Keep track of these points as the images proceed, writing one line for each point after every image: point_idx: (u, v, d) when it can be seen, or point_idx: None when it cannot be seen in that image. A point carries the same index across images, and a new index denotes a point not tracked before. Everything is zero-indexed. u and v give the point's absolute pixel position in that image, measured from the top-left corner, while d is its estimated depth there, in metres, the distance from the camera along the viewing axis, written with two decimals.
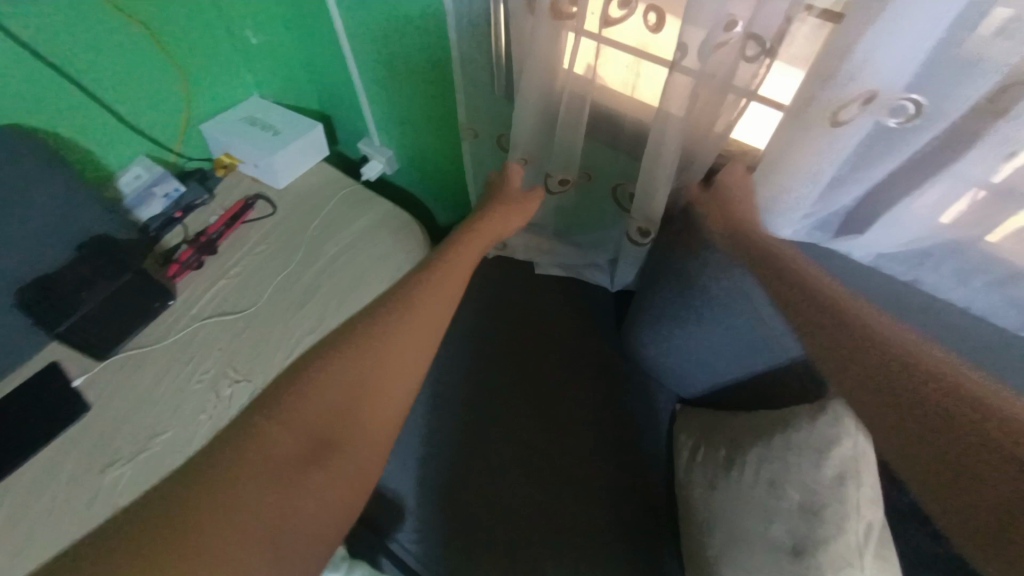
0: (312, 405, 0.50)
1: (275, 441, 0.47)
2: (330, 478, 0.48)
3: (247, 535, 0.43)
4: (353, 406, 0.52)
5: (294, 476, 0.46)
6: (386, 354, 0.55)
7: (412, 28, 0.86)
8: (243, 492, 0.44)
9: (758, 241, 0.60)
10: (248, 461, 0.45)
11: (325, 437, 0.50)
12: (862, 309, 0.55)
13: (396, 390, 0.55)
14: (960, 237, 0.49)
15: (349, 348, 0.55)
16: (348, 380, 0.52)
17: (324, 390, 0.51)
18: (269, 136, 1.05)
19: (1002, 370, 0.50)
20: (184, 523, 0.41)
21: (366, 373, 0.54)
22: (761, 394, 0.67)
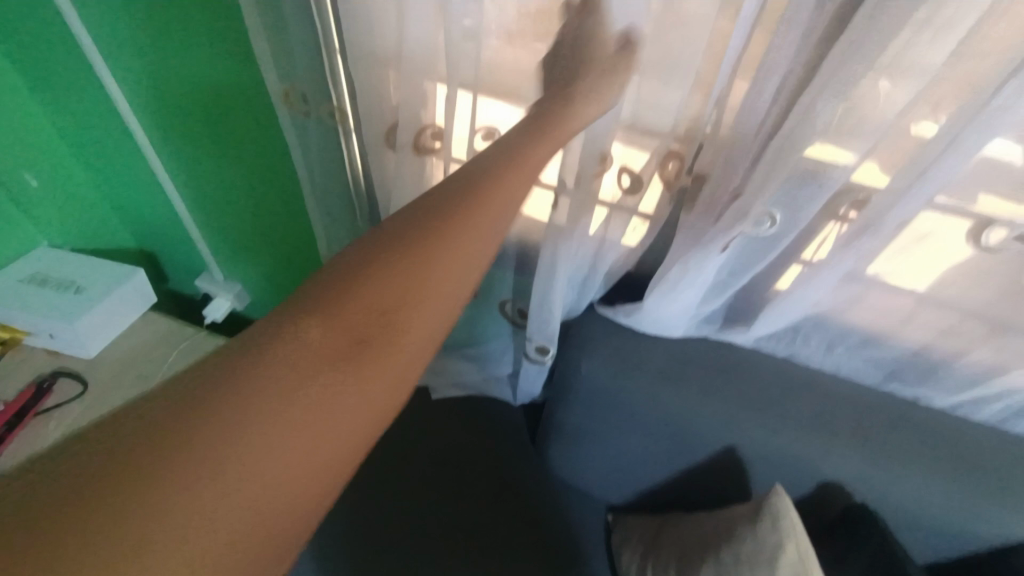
0: (307, 325, 0.34)
1: (231, 429, 0.29)
2: (309, 437, 0.32)
3: (178, 517, 0.27)
4: (351, 346, 0.34)
5: (258, 452, 0.30)
6: (412, 251, 0.37)
7: (251, 159, 0.77)
8: (173, 465, 0.28)
9: (656, 343, 0.63)
10: (192, 415, 0.29)
11: (316, 401, 0.32)
12: (759, 392, 0.58)
13: (408, 334, 0.37)
14: (819, 314, 0.55)
15: (367, 250, 0.37)
16: (344, 338, 0.34)
17: (323, 309, 0.34)
18: (69, 296, 0.84)
19: (886, 428, 0.55)
20: (70, 494, 0.26)
21: (374, 315, 0.35)
22: (689, 489, 0.67)
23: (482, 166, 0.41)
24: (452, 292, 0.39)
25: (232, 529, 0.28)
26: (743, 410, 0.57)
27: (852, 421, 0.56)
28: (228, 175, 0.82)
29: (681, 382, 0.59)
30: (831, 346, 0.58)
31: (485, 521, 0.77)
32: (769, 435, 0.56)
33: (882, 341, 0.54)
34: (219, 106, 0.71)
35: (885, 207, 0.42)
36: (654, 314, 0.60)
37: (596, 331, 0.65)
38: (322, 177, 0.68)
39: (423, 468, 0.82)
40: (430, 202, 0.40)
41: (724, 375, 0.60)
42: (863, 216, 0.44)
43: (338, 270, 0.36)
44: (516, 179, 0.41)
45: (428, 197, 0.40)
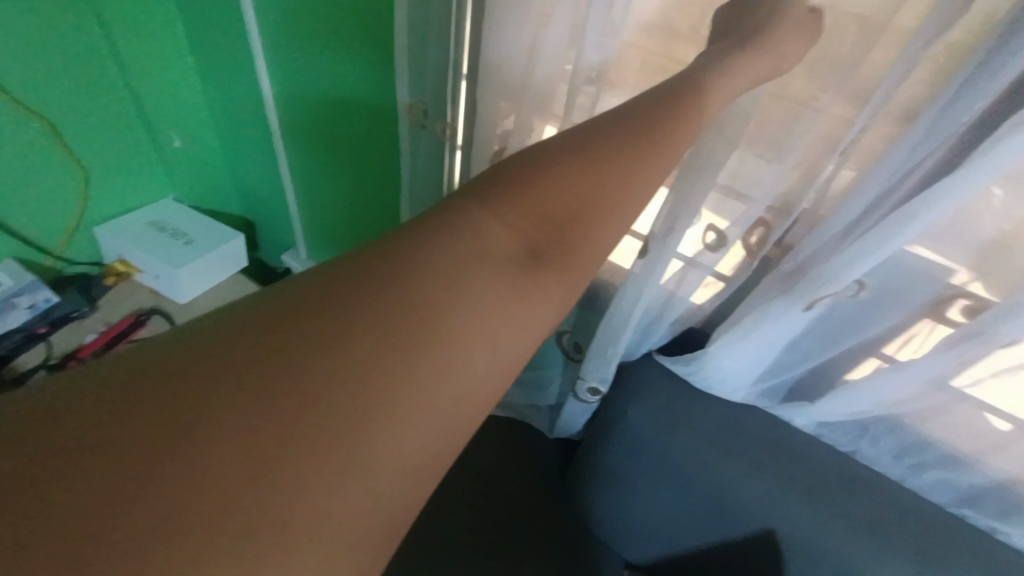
0: (443, 256, 0.29)
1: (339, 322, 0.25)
2: (445, 377, 0.26)
3: (288, 454, 0.22)
4: (493, 286, 0.29)
5: (387, 386, 0.25)
6: (562, 192, 0.33)
7: (361, 156, 0.84)
8: (291, 389, 0.23)
9: (708, 403, 0.62)
10: (310, 333, 0.25)
11: (457, 336, 0.27)
12: (813, 482, 0.55)
13: (552, 283, 0.31)
14: (896, 416, 0.53)
15: (511, 185, 0.33)
16: (471, 257, 0.29)
17: (462, 242, 0.30)
18: (179, 245, 0.95)
19: (950, 557, 0.50)
20: (184, 401, 0.22)
21: (518, 257, 0.31)
22: (717, 565, 0.64)
23: (648, 114, 0.36)
24: (602, 243, 0.34)
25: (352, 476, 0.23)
26: (791, 495, 0.54)
27: (912, 537, 0.52)
28: (338, 167, 0.90)
29: (729, 452, 0.58)
30: (902, 452, 0.54)
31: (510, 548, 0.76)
32: (813, 529, 0.53)
33: (962, 463, 0.51)
34: (348, 107, 0.79)
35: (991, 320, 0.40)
36: (715, 368, 0.59)
37: (650, 381, 0.64)
38: (423, 183, 0.74)
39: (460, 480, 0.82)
40: (583, 137, 0.35)
41: (777, 457, 0.57)
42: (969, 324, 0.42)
43: (478, 203, 0.32)
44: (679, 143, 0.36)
45: (579, 137, 0.35)
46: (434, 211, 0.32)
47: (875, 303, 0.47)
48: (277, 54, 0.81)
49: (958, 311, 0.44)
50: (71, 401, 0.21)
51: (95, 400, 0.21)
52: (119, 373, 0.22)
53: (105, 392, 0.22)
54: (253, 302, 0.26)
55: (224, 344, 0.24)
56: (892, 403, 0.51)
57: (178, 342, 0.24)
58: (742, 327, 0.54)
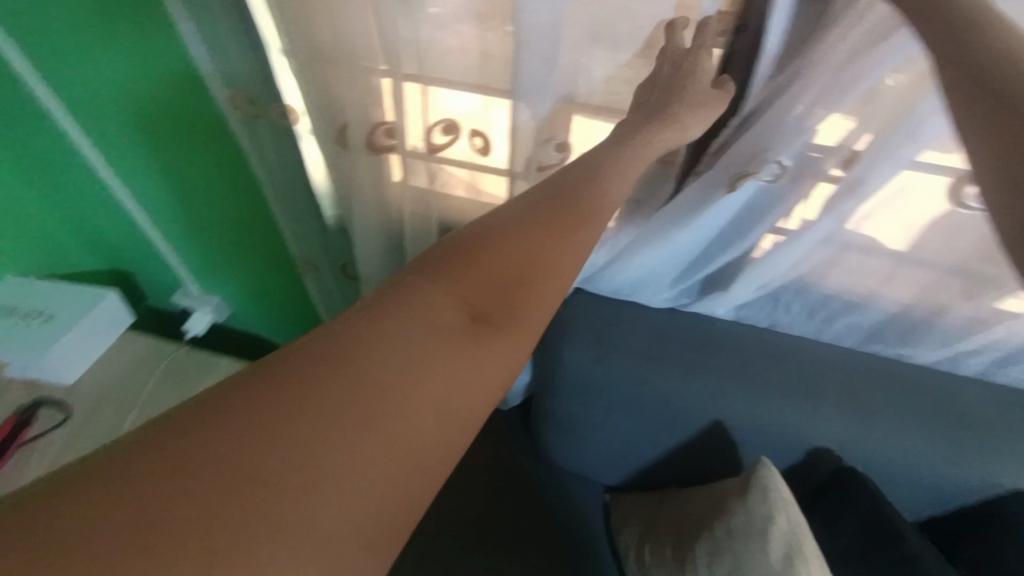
0: (387, 330, 0.30)
1: (290, 415, 0.26)
2: (394, 458, 0.27)
3: (227, 561, 0.22)
4: (439, 351, 0.30)
5: (332, 475, 0.25)
6: (501, 257, 0.34)
7: (209, 168, 0.74)
8: (237, 491, 0.24)
9: (635, 317, 0.63)
10: (253, 435, 0.25)
11: (402, 411, 0.27)
12: (743, 365, 0.57)
13: (503, 341, 0.32)
14: (801, 280, 0.55)
15: (459, 253, 0.35)
16: (422, 325, 0.31)
17: (410, 313, 0.31)
18: (41, 325, 0.83)
19: (871, 392, 0.54)
20: (121, 500, 0.23)
21: (461, 323, 0.31)
22: (681, 464, 0.67)
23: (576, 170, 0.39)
24: (547, 301, 0.34)
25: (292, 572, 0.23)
26: (726, 384, 0.56)
27: (837, 384, 0.55)
28: (190, 186, 0.79)
29: (664, 362, 0.59)
30: (814, 311, 0.57)
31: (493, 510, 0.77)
32: (756, 408, 0.55)
33: (863, 306, 0.54)
34: (172, 118, 0.68)
35: (868, 167, 0.41)
36: (631, 274, 0.61)
37: (577, 315, 0.64)
38: (284, 181, 0.65)
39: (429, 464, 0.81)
40: (528, 202, 0.37)
41: (708, 355, 0.59)
42: (846, 180, 0.43)
43: (432, 270, 0.34)
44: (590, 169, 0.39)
45: (520, 202, 0.38)
46: (382, 288, 0.33)
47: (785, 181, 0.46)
48: (61, 76, 0.67)
49: (838, 166, 0.44)
50: (36, 496, 0.23)
51: (17, 526, 0.22)
52: (75, 476, 0.23)
53: (60, 492, 0.23)
54: (216, 389, 0.27)
55: (164, 456, 0.24)
56: (789, 271, 0.53)
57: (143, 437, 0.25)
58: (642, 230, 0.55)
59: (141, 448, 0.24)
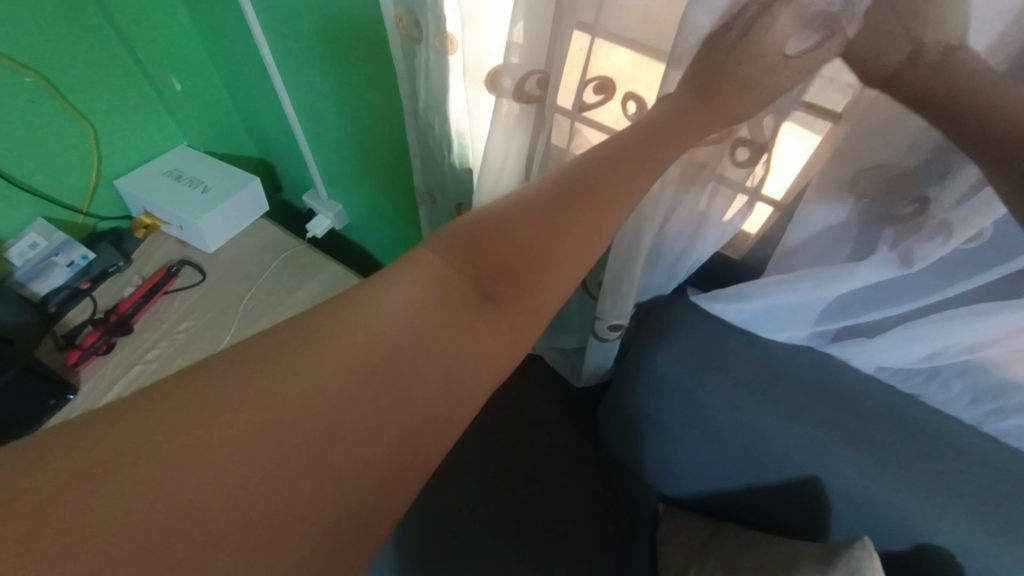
0: (390, 308, 0.31)
1: (290, 382, 0.27)
2: (399, 419, 0.29)
3: (223, 521, 0.24)
4: (442, 333, 0.31)
5: (339, 429, 0.27)
6: (518, 237, 0.34)
7: (359, 81, 0.76)
8: (256, 443, 0.25)
9: (750, 339, 0.57)
10: (263, 395, 0.27)
11: (403, 382, 0.29)
12: (865, 427, 0.50)
13: (508, 324, 0.33)
14: (979, 359, 0.44)
15: (469, 237, 0.34)
16: (424, 307, 0.31)
17: (414, 295, 0.32)
18: (197, 194, 0.93)
19: (1023, 507, 0.44)
20: (124, 451, 0.24)
21: (463, 302, 0.32)
22: (752, 504, 0.61)
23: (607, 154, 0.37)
24: (560, 283, 0.34)
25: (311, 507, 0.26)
26: (838, 442, 0.49)
27: (981, 485, 0.46)
28: (340, 97, 0.82)
29: (768, 396, 0.53)
30: (980, 396, 0.47)
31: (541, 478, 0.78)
32: (864, 479, 0.48)
33: None
34: (339, 27, 0.70)
35: None
36: (761, 306, 0.53)
37: (683, 319, 0.59)
38: (423, 110, 0.65)
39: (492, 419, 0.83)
40: (562, 183, 0.35)
41: (825, 402, 0.52)
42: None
43: (439, 254, 0.34)
44: (632, 149, 0.37)
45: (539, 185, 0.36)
46: (387, 269, 0.33)
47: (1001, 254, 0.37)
48: None
49: None
50: (28, 454, 0.23)
51: (21, 473, 0.22)
52: (76, 431, 0.24)
53: (57, 448, 0.23)
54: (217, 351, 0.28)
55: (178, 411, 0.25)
56: (964, 343, 0.44)
57: (143, 394, 0.26)
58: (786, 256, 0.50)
59: (141, 406, 0.25)
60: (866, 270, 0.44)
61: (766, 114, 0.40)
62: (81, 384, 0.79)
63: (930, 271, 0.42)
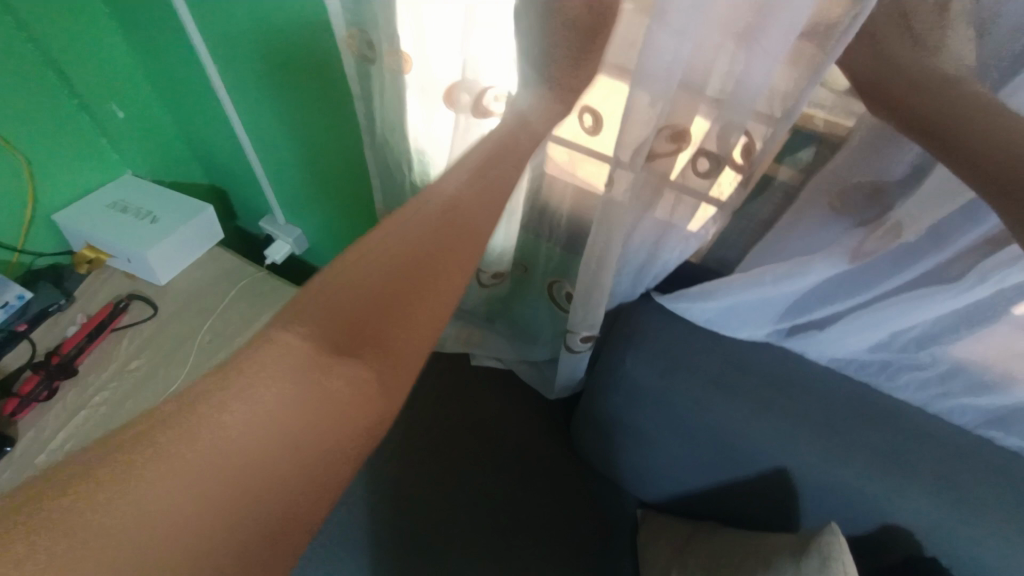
0: (218, 411, 0.25)
1: (103, 533, 0.22)
2: (247, 524, 0.24)
3: None
4: (291, 427, 0.26)
5: (175, 571, 0.23)
6: (383, 290, 0.29)
7: (314, 103, 0.75)
8: None
9: (714, 339, 0.58)
10: (75, 544, 0.22)
11: (245, 483, 0.25)
12: (826, 416, 0.52)
13: (378, 391, 0.27)
14: (921, 343, 0.48)
15: (322, 296, 0.29)
16: (266, 404, 0.26)
17: (252, 392, 0.26)
18: (145, 224, 0.89)
19: (971, 481, 0.47)
20: None
21: (318, 370, 0.27)
22: (728, 501, 0.62)
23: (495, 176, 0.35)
24: (434, 327, 0.30)
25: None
26: (802, 433, 0.51)
27: (934, 464, 0.48)
28: (295, 120, 0.81)
29: (734, 392, 0.54)
30: (944, 379, 0.49)
31: (521, 492, 0.77)
32: (829, 467, 0.50)
33: (988, 387, 0.46)
34: (292, 49, 0.69)
35: None
36: (723, 306, 0.56)
37: (650, 323, 0.60)
38: (381, 129, 0.64)
39: (467, 436, 0.82)
40: (431, 226, 0.32)
41: (788, 394, 0.54)
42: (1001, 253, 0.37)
43: (284, 324, 0.28)
44: (493, 182, 0.35)
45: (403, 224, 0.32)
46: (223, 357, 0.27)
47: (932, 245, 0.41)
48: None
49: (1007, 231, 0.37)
50: None
51: None
52: None
53: None
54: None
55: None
56: (905, 328, 0.47)
57: None
58: (760, 251, 0.52)
59: None
60: (813, 265, 0.47)
61: (715, 123, 0.42)
62: (21, 433, 0.73)
63: (872, 264, 0.46)
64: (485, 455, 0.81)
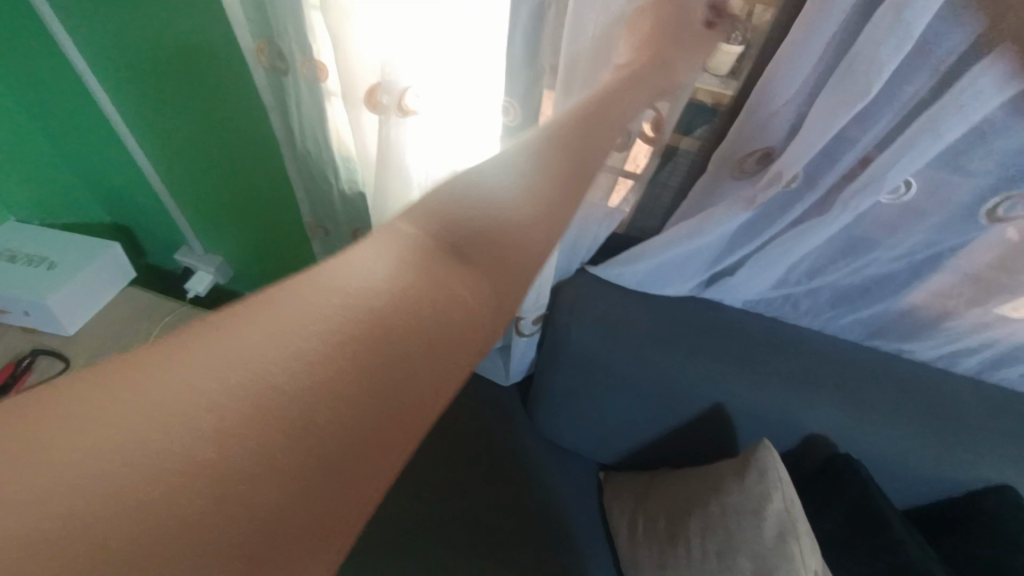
0: (368, 268, 0.27)
1: (273, 345, 0.23)
2: (396, 363, 0.24)
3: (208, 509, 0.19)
4: (431, 281, 0.28)
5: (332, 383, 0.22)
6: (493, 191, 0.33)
7: (224, 122, 0.73)
8: (231, 411, 0.20)
9: (645, 300, 0.64)
10: (233, 363, 0.21)
11: (394, 325, 0.25)
12: (747, 351, 0.59)
13: (496, 272, 0.30)
14: (811, 275, 0.56)
15: (443, 196, 0.32)
16: (406, 264, 0.28)
17: (394, 257, 0.28)
18: (42, 271, 0.81)
19: (864, 385, 0.56)
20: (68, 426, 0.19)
21: (440, 257, 0.29)
22: (677, 445, 0.68)
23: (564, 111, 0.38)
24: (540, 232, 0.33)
25: (277, 486, 0.20)
26: (730, 368, 0.58)
27: (836, 376, 0.57)
28: (205, 142, 0.78)
29: (667, 342, 0.60)
30: (836, 301, 0.58)
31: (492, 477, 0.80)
32: (756, 393, 0.57)
33: (865, 303, 0.56)
34: (195, 69, 0.67)
35: (891, 161, 0.41)
36: (649, 269, 0.62)
37: (587, 294, 0.65)
38: (303, 140, 0.64)
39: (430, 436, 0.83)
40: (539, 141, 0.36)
41: (714, 336, 0.61)
42: (864, 174, 0.44)
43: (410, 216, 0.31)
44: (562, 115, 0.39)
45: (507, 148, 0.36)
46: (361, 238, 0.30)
47: (802, 187, 0.48)
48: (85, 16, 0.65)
49: (852, 164, 0.45)
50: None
51: None
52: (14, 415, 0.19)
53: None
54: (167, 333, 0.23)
55: (141, 386, 0.20)
56: (797, 263, 0.55)
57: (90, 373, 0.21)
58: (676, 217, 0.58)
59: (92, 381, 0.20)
60: (715, 218, 0.52)
61: None
62: None
63: (762, 212, 0.52)
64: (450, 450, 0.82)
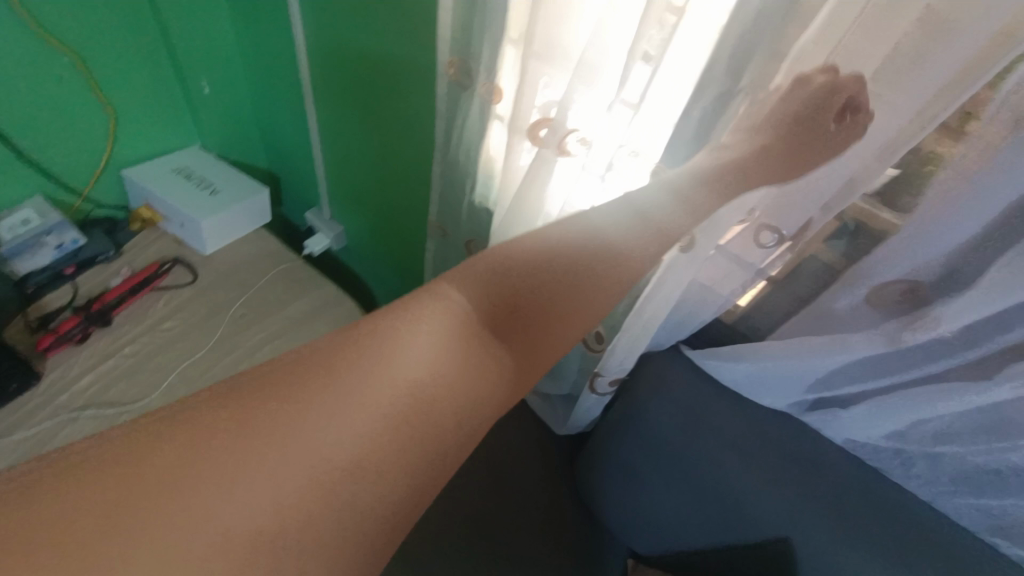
0: (412, 349, 0.26)
1: (307, 429, 0.24)
2: (420, 459, 0.25)
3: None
4: (471, 369, 0.27)
5: (359, 479, 0.24)
6: (559, 271, 0.30)
7: (392, 114, 0.81)
8: (271, 499, 0.23)
9: (737, 402, 0.60)
10: (280, 452, 0.23)
11: (425, 420, 0.26)
12: (836, 494, 0.54)
13: (538, 356, 0.30)
14: (937, 442, 0.48)
15: (505, 262, 0.30)
16: (451, 344, 0.27)
17: (438, 334, 0.27)
18: (204, 195, 0.93)
19: None
20: (151, 495, 0.21)
21: (490, 339, 0.28)
22: (724, 563, 0.63)
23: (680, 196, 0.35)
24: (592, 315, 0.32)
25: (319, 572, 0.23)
26: (810, 505, 0.54)
27: (939, 564, 0.49)
28: (369, 126, 0.86)
29: (749, 451, 0.57)
30: (956, 478, 0.49)
31: (524, 517, 0.81)
32: (829, 542, 0.53)
33: (995, 496, 0.47)
34: (387, 65, 0.75)
35: None
36: (750, 372, 0.57)
37: (677, 375, 0.63)
38: (456, 149, 0.69)
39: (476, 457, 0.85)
40: (621, 228, 0.33)
41: (803, 467, 0.55)
42: None
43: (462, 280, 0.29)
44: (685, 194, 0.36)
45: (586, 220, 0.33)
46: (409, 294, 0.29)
47: (958, 342, 0.43)
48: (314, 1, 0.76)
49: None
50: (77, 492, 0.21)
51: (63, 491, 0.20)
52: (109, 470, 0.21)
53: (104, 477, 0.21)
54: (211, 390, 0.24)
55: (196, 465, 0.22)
56: (924, 421, 0.48)
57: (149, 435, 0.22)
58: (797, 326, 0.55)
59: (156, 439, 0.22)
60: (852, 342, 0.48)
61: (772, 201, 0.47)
62: (47, 370, 0.76)
63: (899, 354, 0.47)
64: (490, 477, 0.84)
